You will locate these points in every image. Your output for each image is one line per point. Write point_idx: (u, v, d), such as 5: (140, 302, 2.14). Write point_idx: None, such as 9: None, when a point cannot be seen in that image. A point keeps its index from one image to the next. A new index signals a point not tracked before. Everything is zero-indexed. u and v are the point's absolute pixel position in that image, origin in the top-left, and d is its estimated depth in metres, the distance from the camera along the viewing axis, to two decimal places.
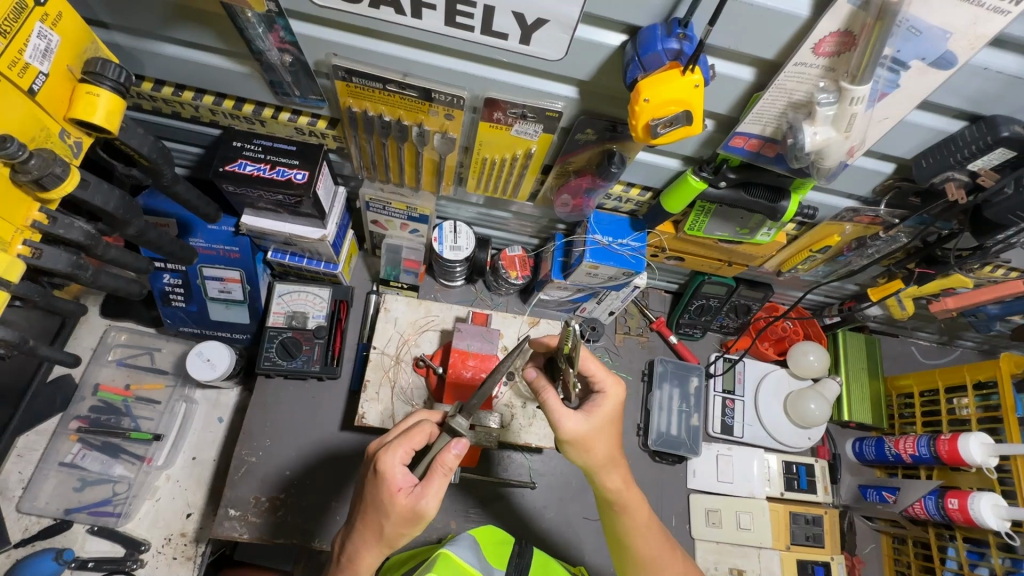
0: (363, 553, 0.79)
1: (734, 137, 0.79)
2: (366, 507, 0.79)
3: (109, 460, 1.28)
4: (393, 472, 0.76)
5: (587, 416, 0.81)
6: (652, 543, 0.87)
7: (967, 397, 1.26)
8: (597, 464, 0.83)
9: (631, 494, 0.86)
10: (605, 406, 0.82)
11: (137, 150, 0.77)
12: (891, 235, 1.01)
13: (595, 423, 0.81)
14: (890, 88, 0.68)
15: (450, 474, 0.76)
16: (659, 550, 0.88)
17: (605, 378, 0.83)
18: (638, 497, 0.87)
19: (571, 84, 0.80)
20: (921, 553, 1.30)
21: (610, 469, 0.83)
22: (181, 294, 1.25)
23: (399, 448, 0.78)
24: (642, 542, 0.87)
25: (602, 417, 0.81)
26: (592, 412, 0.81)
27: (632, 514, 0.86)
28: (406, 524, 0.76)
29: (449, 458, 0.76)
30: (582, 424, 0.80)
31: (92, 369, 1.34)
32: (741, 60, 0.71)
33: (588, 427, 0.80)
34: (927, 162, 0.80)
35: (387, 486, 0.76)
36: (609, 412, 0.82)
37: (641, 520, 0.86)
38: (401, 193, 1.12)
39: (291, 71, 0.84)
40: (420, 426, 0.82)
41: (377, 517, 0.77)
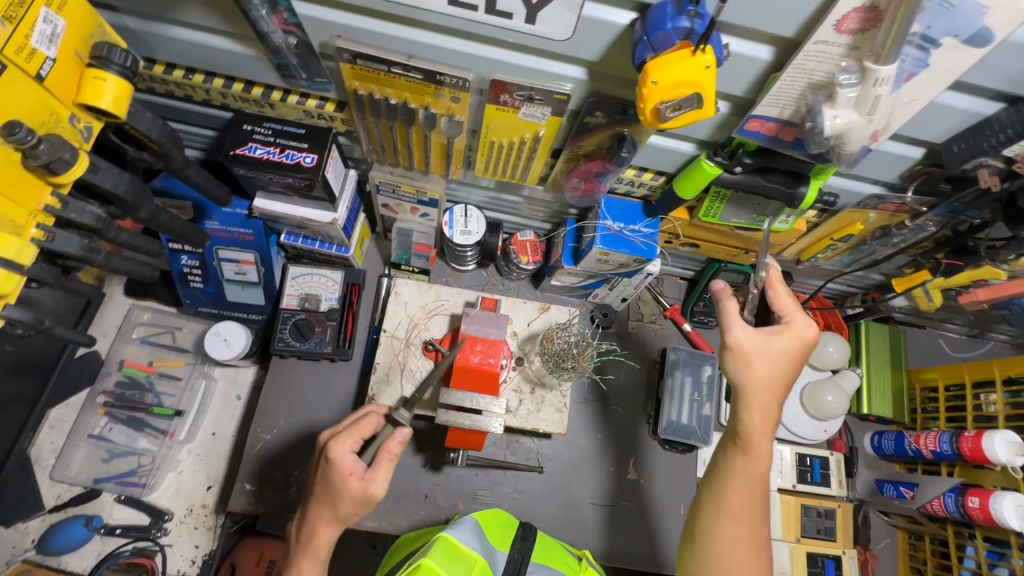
0: (321, 528, 0.84)
1: (751, 121, 0.76)
2: (321, 489, 0.84)
3: (134, 433, 1.33)
4: (345, 460, 0.82)
5: (766, 337, 0.82)
6: (750, 500, 0.83)
7: (995, 393, 1.21)
8: (742, 384, 0.82)
9: (760, 435, 0.82)
10: (785, 334, 0.82)
11: (145, 134, 0.78)
12: (918, 223, 0.96)
13: (766, 347, 0.82)
14: (918, 68, 0.63)
15: (396, 458, 0.83)
16: (752, 515, 0.83)
17: (795, 313, 0.83)
18: (767, 444, 0.83)
19: (580, 65, 0.77)
20: (939, 550, 1.27)
21: (754, 397, 0.82)
22: (199, 276, 1.27)
23: (348, 436, 0.84)
24: (738, 488, 0.83)
25: (771, 343, 0.82)
26: (772, 336, 0.82)
27: (751, 460, 0.83)
28: (358, 504, 0.82)
29: (394, 446, 0.83)
30: (749, 337, 0.82)
31: (117, 346, 1.39)
32: (758, 38, 0.67)
33: (757, 349, 0.82)
34: (959, 147, 0.75)
35: (339, 471, 0.82)
36: (787, 339, 0.82)
37: (755, 475, 0.83)
38: (410, 177, 1.11)
39: (297, 53, 0.83)
40: (368, 417, 0.87)
41: (330, 498, 0.83)
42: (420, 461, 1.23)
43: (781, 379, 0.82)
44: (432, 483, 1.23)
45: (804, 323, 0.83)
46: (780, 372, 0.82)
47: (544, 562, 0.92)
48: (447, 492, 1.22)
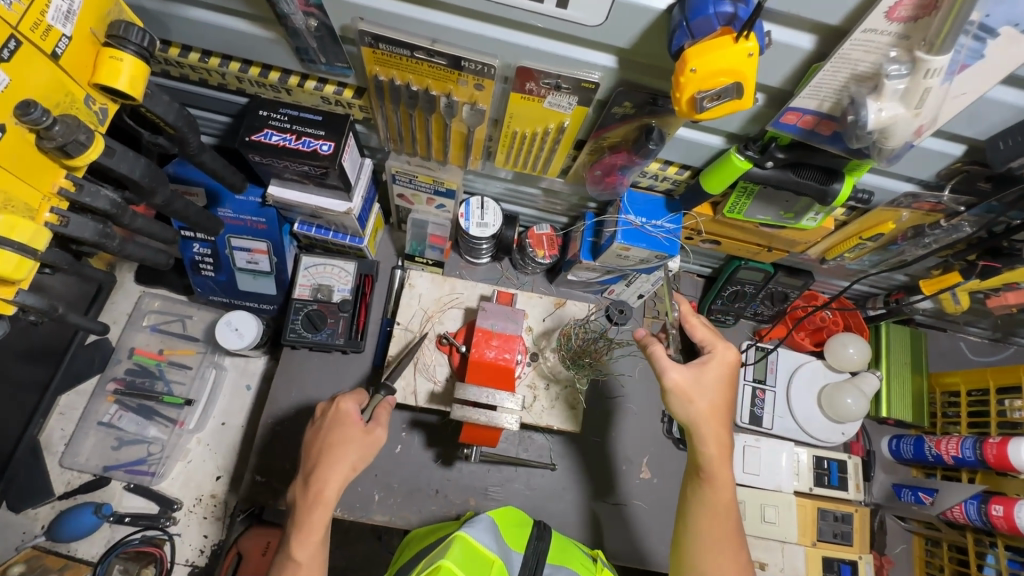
0: (335, 476, 0.87)
1: (787, 113, 0.73)
2: (335, 438, 0.90)
3: (144, 421, 1.32)
4: (351, 409, 0.93)
5: (697, 372, 0.89)
6: (724, 529, 0.87)
7: (1021, 399, 1.19)
8: (692, 420, 0.88)
9: (720, 465, 0.88)
10: (714, 364, 0.90)
11: (161, 118, 0.76)
12: (953, 223, 0.93)
13: (704, 381, 0.89)
14: (972, 59, 0.60)
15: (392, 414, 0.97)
16: (728, 539, 0.87)
17: (715, 341, 0.92)
18: (728, 476, 0.89)
19: (610, 52, 0.74)
20: (957, 557, 1.25)
21: (706, 428, 0.88)
22: (210, 264, 1.26)
23: (353, 394, 0.95)
24: (710, 521, 0.88)
25: (702, 374, 0.89)
26: (704, 369, 0.90)
27: (717, 489, 0.88)
28: (368, 445, 0.91)
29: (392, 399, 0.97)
30: (684, 376, 0.88)
31: (128, 333, 1.38)
32: (801, 26, 0.64)
33: (693, 385, 0.89)
34: (1005, 144, 0.72)
35: (346, 420, 0.92)
36: (715, 367, 0.90)
37: (722, 502, 0.88)
38: (428, 167, 1.09)
39: (317, 36, 0.81)
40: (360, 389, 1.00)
41: (345, 443, 0.89)
42: (432, 456, 1.22)
43: (721, 408, 0.90)
44: (443, 478, 1.21)
45: (723, 349, 0.91)
46: (719, 399, 0.90)
47: (560, 563, 0.90)
48: (459, 488, 1.21)
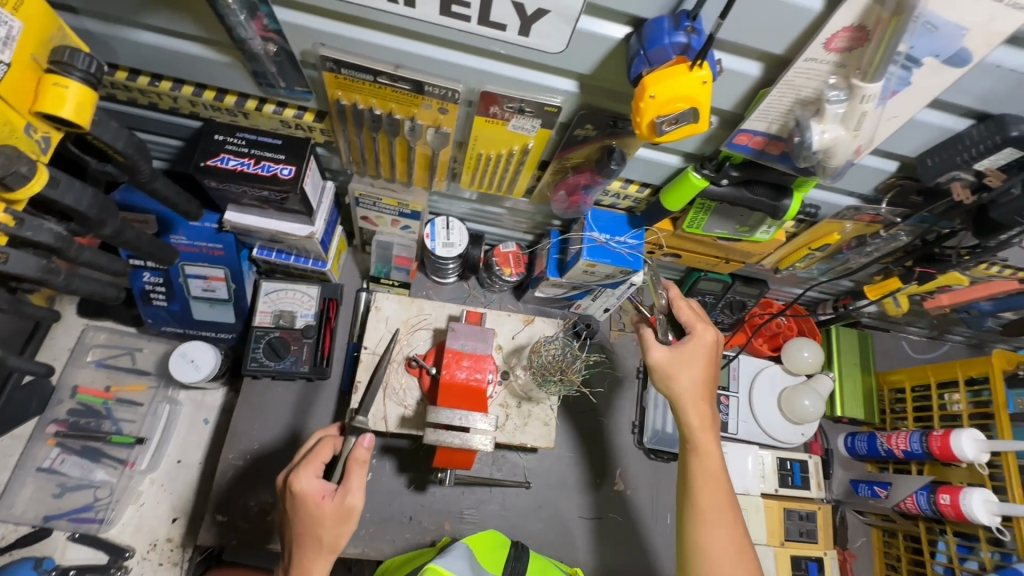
0: (314, 560, 0.86)
1: (739, 135, 0.77)
2: (301, 524, 0.85)
3: (89, 464, 1.23)
4: (309, 489, 0.85)
5: (678, 350, 0.93)
6: (719, 498, 0.89)
7: (959, 393, 1.27)
8: (676, 394, 0.92)
9: (702, 433, 0.92)
10: (693, 344, 0.93)
11: (110, 145, 0.72)
12: (891, 233, 1.00)
13: (683, 356, 0.92)
14: (901, 86, 0.65)
15: (366, 465, 0.87)
16: (723, 510, 0.88)
17: (696, 323, 0.95)
18: (712, 444, 0.92)
19: (572, 78, 0.76)
20: (911, 547, 1.31)
21: (689, 400, 0.92)
22: (163, 293, 1.20)
23: (309, 466, 0.87)
24: (702, 492, 0.89)
25: (683, 353, 0.93)
26: (684, 348, 0.93)
27: (703, 459, 0.91)
28: (342, 521, 0.85)
29: (361, 452, 0.86)
30: (665, 356, 0.93)
31: (69, 371, 1.29)
32: (749, 55, 0.68)
33: (674, 361, 0.92)
34: (933, 160, 0.78)
35: (310, 500, 0.85)
36: (694, 347, 0.93)
37: (711, 470, 0.90)
38: (392, 189, 1.08)
39: (276, 61, 0.79)
40: (323, 444, 0.91)
41: (312, 529, 0.85)
42: (404, 481, 1.19)
43: (703, 382, 0.93)
44: (416, 504, 1.19)
45: (703, 329, 0.94)
46: (702, 376, 0.92)
47: None
48: (432, 513, 1.19)
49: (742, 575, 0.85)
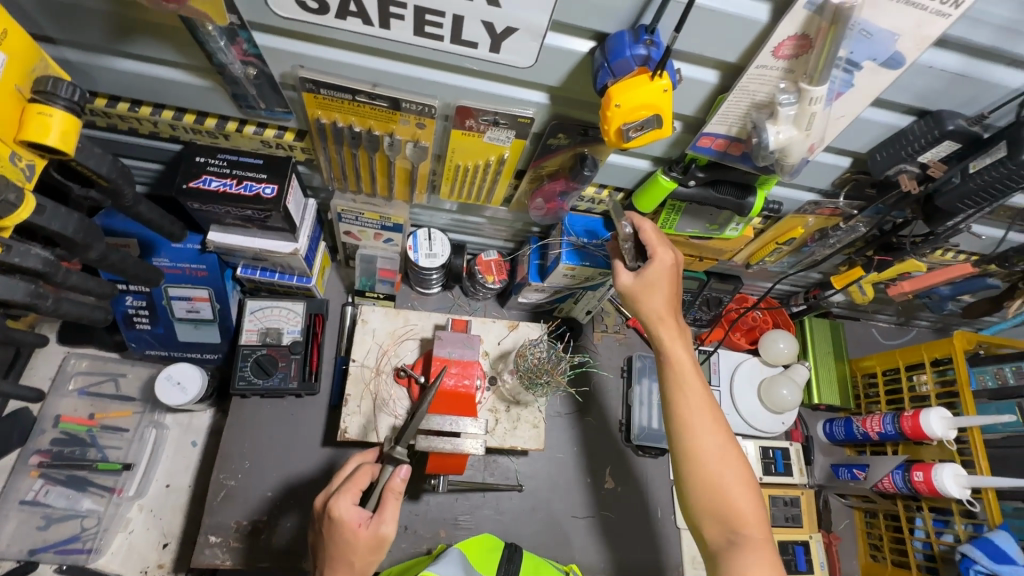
0: None
1: (702, 138, 0.82)
2: (333, 549, 0.87)
3: (75, 494, 1.22)
4: (345, 515, 0.86)
5: (641, 274, 0.94)
6: (701, 403, 0.90)
7: (926, 374, 1.33)
8: (649, 313, 0.94)
9: (674, 344, 0.93)
10: (654, 266, 0.93)
11: (94, 171, 0.74)
12: (850, 225, 1.06)
13: (651, 279, 0.94)
14: (845, 88, 0.70)
15: (400, 497, 0.89)
16: (707, 410, 0.90)
17: (656, 246, 0.94)
18: (684, 352, 0.93)
19: (542, 90, 0.81)
20: (891, 526, 1.36)
21: (661, 317, 0.94)
22: (146, 317, 1.20)
23: (348, 492, 0.89)
24: (682, 400, 0.91)
25: (648, 277, 0.93)
26: (646, 273, 0.94)
27: (677, 366, 0.92)
28: (372, 550, 0.87)
29: (398, 483, 0.88)
30: (631, 281, 0.95)
31: (52, 401, 1.28)
32: (706, 63, 0.73)
33: (641, 286, 0.94)
34: (882, 155, 0.84)
35: (345, 526, 0.86)
36: (656, 270, 0.93)
37: (687, 370, 0.92)
38: (374, 204, 1.11)
39: (255, 84, 0.82)
40: (362, 471, 0.93)
41: (343, 556, 0.86)
42: None
43: (670, 300, 0.94)
44: (411, 513, 1.20)
45: (661, 252, 0.93)
46: (667, 295, 0.94)
47: None
48: (427, 521, 1.21)
49: (733, 473, 0.87)
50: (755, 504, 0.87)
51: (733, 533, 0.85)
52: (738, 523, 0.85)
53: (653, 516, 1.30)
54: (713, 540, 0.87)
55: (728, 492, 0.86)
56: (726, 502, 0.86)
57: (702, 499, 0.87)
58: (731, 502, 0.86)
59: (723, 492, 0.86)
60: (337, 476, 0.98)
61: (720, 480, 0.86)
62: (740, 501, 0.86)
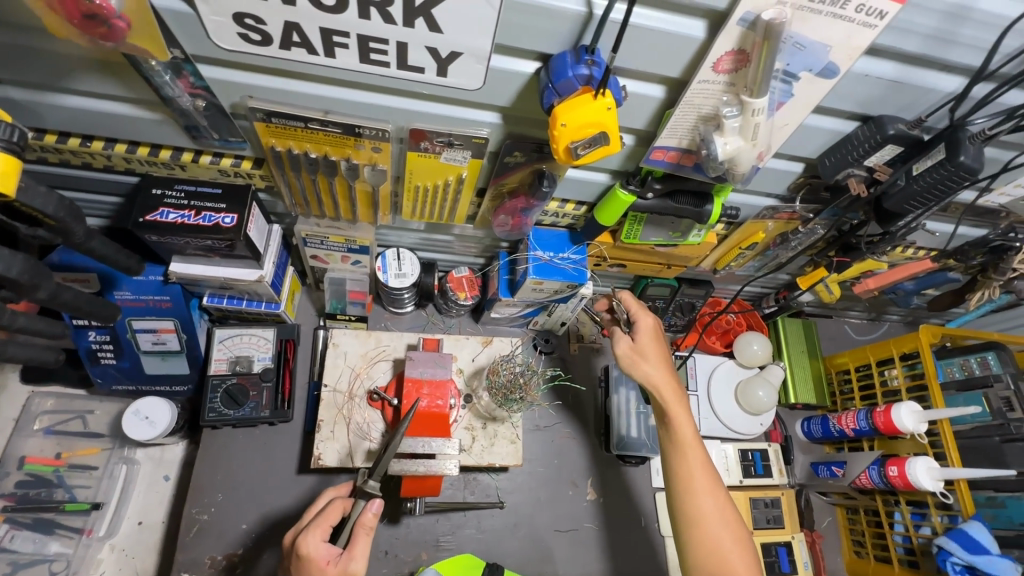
0: None
1: (655, 151, 0.83)
2: None
3: (42, 538, 1.18)
4: (315, 552, 0.86)
5: (631, 341, 1.00)
6: (702, 466, 0.91)
7: (896, 368, 1.35)
8: (646, 377, 0.97)
9: (676, 407, 0.94)
10: (641, 331, 1.00)
11: (40, 210, 0.73)
12: (809, 228, 1.08)
13: (644, 347, 0.99)
14: (786, 98, 0.72)
15: (372, 531, 0.88)
16: (706, 474, 0.90)
17: (639, 313, 1.03)
18: (685, 415, 0.94)
19: (494, 110, 0.81)
20: (872, 521, 1.37)
21: (660, 380, 0.95)
22: (111, 351, 1.18)
23: (317, 529, 0.88)
24: (682, 462, 0.92)
25: (639, 343, 1.00)
26: (637, 339, 1.00)
27: (678, 428, 0.93)
28: None
29: (369, 518, 0.87)
30: (626, 346, 1.00)
31: (16, 442, 1.24)
32: (651, 79, 0.74)
33: (635, 352, 0.99)
34: (830, 160, 0.86)
35: (314, 563, 0.85)
36: (645, 335, 1.00)
37: (688, 432, 0.93)
38: (338, 227, 1.10)
39: (206, 115, 0.81)
40: (332, 506, 0.92)
41: None
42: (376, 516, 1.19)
43: (663, 362, 0.98)
44: (391, 537, 1.19)
45: (644, 318, 1.02)
46: (660, 358, 0.99)
47: None
48: (408, 544, 1.19)
49: (732, 537, 0.87)
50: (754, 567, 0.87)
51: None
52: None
53: (637, 525, 1.30)
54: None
55: (726, 554, 0.86)
56: (724, 566, 0.85)
57: (702, 562, 0.87)
58: (729, 565, 0.86)
59: (723, 554, 0.86)
60: (307, 511, 0.97)
61: (720, 541, 0.87)
62: (737, 562, 0.85)
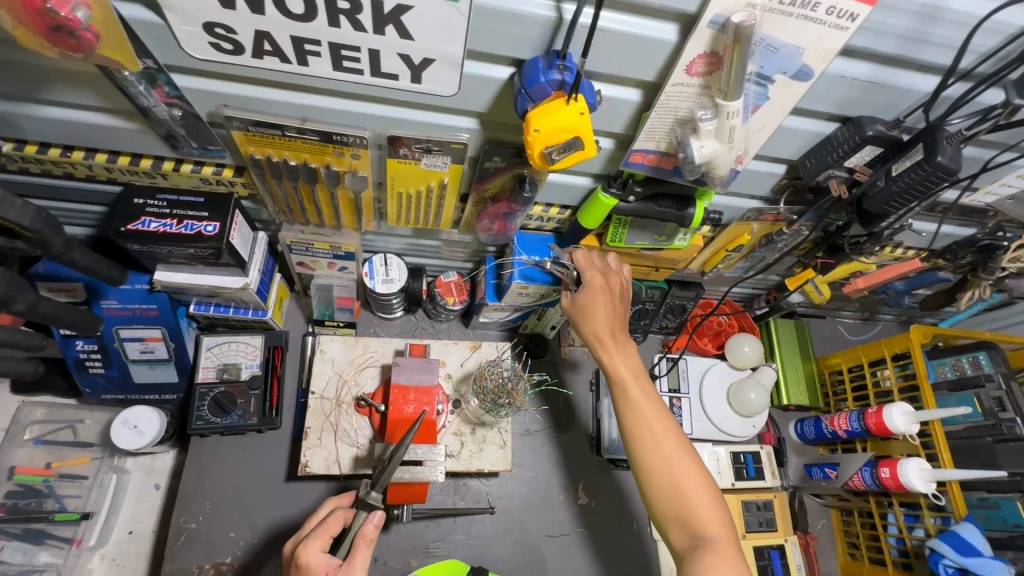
0: None
1: (633, 154, 0.83)
2: None
3: (31, 548, 1.16)
4: (316, 561, 0.86)
5: (575, 298, 0.98)
6: (653, 413, 0.90)
7: (888, 369, 1.34)
8: (588, 333, 0.96)
9: (618, 360, 0.93)
10: (585, 291, 0.97)
11: (17, 222, 0.74)
12: (794, 229, 1.07)
13: (582, 304, 0.97)
14: (761, 101, 0.71)
15: (372, 544, 0.87)
16: (655, 420, 0.89)
17: (586, 270, 0.98)
18: (627, 365, 0.93)
19: (471, 116, 0.81)
20: (866, 522, 1.36)
21: (600, 334, 0.95)
22: (99, 360, 1.18)
23: (317, 539, 0.88)
24: (631, 413, 0.91)
25: (583, 300, 0.97)
26: (579, 297, 0.97)
27: (621, 377, 0.92)
28: None
29: (370, 530, 0.86)
30: (570, 303, 0.99)
31: (5, 452, 1.24)
32: (626, 83, 0.74)
33: (578, 310, 0.97)
34: (811, 162, 0.85)
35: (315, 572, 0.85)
36: (589, 293, 0.96)
37: (630, 379, 0.92)
38: (323, 233, 1.10)
39: (184, 124, 0.81)
40: (335, 514, 0.91)
41: None
42: None
43: (605, 319, 0.96)
44: (381, 544, 1.18)
45: (591, 275, 0.97)
46: (602, 313, 0.96)
47: None
48: (398, 551, 1.19)
49: (689, 478, 0.86)
50: (718, 508, 0.85)
51: (697, 538, 0.84)
52: (701, 527, 0.84)
53: (628, 529, 1.29)
54: (679, 547, 0.85)
55: (688, 498, 0.85)
56: (686, 508, 0.85)
57: (665, 508, 0.86)
58: (691, 508, 0.85)
59: (685, 498, 0.85)
60: (309, 519, 0.96)
61: (681, 487, 0.85)
62: (700, 505, 0.85)
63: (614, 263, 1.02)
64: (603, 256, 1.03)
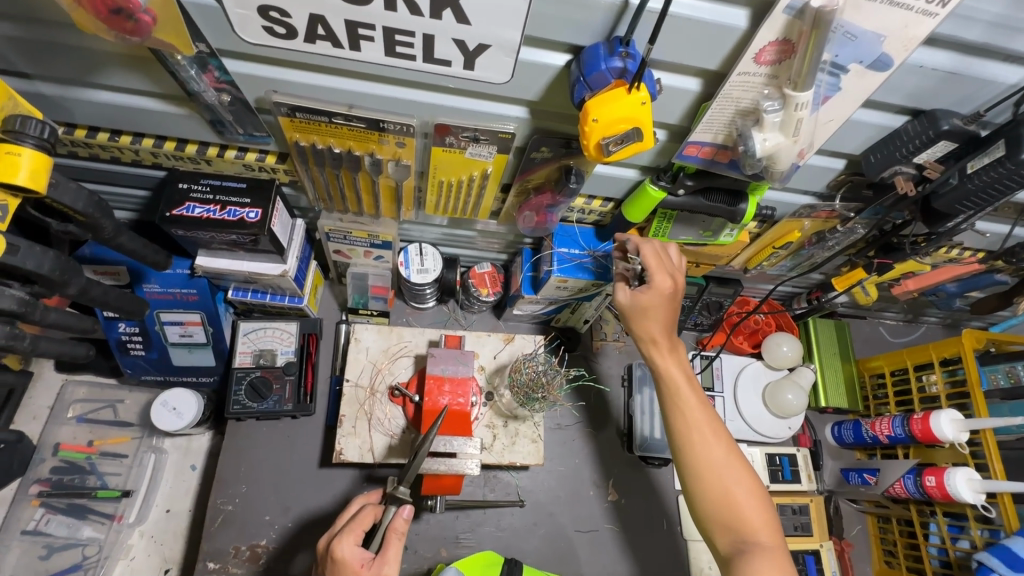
0: None
1: (688, 146, 0.79)
2: None
3: (76, 522, 1.21)
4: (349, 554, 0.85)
5: (635, 297, 0.91)
6: (705, 417, 0.87)
7: (935, 374, 1.29)
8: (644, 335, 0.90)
9: (671, 364, 0.89)
10: (649, 292, 0.89)
11: (70, 206, 0.74)
12: (848, 227, 1.03)
13: (641, 305, 0.90)
14: (832, 92, 0.68)
15: (403, 537, 0.87)
16: (705, 423, 0.87)
17: (654, 273, 0.89)
18: (680, 370, 0.89)
19: (521, 105, 0.79)
20: (905, 531, 1.32)
21: (656, 336, 0.90)
22: (140, 343, 1.20)
23: (351, 533, 0.87)
24: (680, 416, 0.88)
25: (644, 301, 0.90)
26: (640, 297, 0.90)
27: (671, 379, 0.89)
28: None
29: (400, 524, 0.86)
30: (628, 301, 0.92)
31: (50, 429, 1.27)
32: (686, 71, 0.71)
33: (636, 311, 0.90)
34: (876, 157, 0.81)
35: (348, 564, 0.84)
36: (653, 296, 0.89)
37: (679, 380, 0.89)
38: (361, 222, 1.09)
39: (231, 110, 0.81)
40: (365, 511, 0.91)
41: None
42: None
43: (663, 322, 0.90)
44: (412, 532, 1.19)
45: (659, 278, 0.88)
46: (663, 317, 0.89)
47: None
48: (428, 540, 1.19)
49: (740, 485, 0.83)
50: (767, 515, 0.83)
51: (744, 542, 0.82)
52: (749, 532, 0.82)
53: (659, 527, 1.27)
54: (723, 551, 0.84)
55: (737, 503, 0.83)
56: (735, 516, 0.82)
57: (713, 514, 0.84)
58: (741, 516, 0.82)
59: (734, 504, 0.83)
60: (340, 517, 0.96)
61: (730, 492, 0.83)
62: (749, 510, 0.82)
63: (678, 261, 0.94)
64: (670, 252, 0.93)
